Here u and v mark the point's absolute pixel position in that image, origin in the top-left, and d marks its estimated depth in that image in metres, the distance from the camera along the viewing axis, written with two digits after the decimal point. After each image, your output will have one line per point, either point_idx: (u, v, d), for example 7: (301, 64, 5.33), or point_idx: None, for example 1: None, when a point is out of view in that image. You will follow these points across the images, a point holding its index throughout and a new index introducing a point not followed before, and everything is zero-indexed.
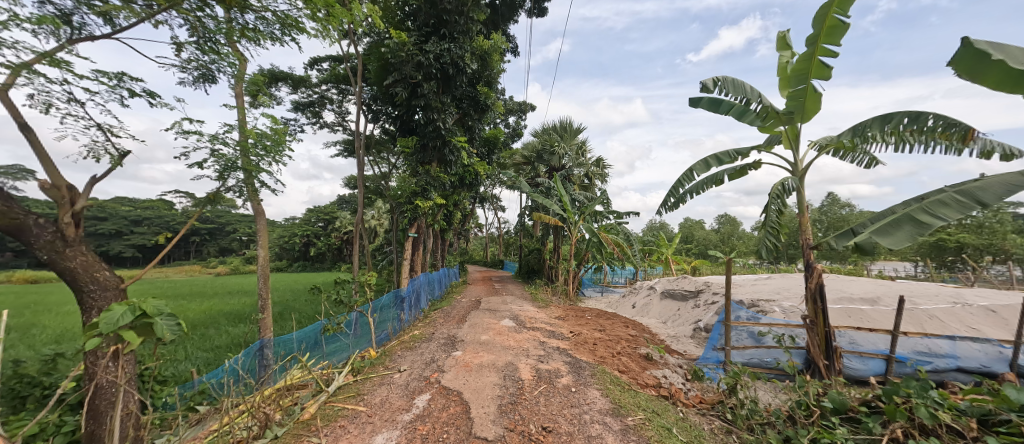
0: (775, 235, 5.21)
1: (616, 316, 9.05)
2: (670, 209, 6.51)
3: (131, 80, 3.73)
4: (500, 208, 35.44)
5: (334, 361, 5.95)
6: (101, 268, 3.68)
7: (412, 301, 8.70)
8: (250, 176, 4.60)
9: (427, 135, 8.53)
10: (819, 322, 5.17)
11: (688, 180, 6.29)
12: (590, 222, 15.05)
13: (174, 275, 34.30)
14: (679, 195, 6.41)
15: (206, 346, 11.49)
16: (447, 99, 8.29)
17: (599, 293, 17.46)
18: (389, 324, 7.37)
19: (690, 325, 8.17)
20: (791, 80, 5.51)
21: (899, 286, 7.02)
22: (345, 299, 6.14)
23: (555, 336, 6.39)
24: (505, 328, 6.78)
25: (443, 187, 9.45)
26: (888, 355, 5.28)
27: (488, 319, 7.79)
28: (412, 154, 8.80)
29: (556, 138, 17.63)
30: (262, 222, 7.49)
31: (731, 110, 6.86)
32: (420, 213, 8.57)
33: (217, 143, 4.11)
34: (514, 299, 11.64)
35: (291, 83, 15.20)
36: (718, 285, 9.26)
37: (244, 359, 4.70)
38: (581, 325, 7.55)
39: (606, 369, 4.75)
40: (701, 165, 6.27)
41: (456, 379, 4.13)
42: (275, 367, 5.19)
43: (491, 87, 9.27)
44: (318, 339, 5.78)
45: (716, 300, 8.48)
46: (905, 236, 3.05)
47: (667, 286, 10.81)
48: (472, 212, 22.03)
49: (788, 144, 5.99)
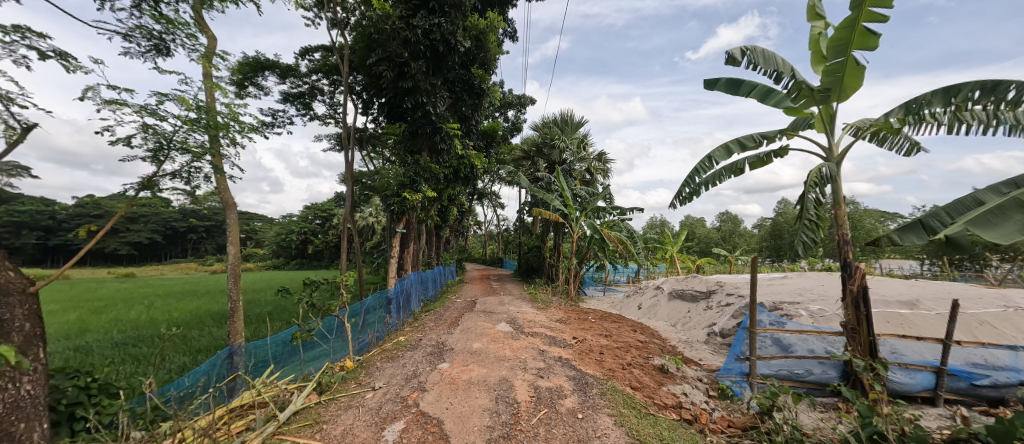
0: (813, 229, 4.48)
1: (622, 319, 8.38)
2: (683, 203, 5.80)
3: (36, 35, 3.05)
4: (500, 205, 34.92)
5: (313, 371, 5.29)
6: (4, 267, 3.00)
7: (402, 303, 8.03)
8: (194, 158, 3.82)
9: (416, 121, 7.75)
10: (862, 331, 4.49)
11: (704, 170, 5.62)
12: (592, 218, 14.40)
13: (170, 274, 33.82)
14: (694, 187, 5.72)
15: (185, 349, 10.81)
16: (438, 81, 7.58)
17: (601, 292, 16.82)
18: (373, 330, 6.67)
19: (703, 330, 7.48)
20: (828, 53, 4.80)
21: (939, 288, 6.32)
22: (319, 303, 5.41)
23: (556, 344, 5.69)
24: (502, 334, 6.08)
25: (436, 179, 8.76)
26: (940, 367, 4.60)
27: (482, 323, 7.10)
28: (400, 142, 8.10)
29: (556, 131, 16.92)
30: (233, 217, 6.78)
31: (753, 92, 6.16)
32: (409, 207, 7.86)
33: (148, 115, 3.37)
34: (513, 299, 10.96)
35: (279, 72, 14.46)
36: (733, 286, 8.57)
37: (213, 367, 4.08)
38: (584, 330, 6.83)
39: (617, 386, 4.05)
40: (721, 151, 5.56)
41: (438, 403, 3.44)
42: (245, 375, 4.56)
43: (487, 70, 8.54)
44: (296, 347, 5.13)
45: (731, 302, 7.80)
46: (1015, 229, 2.39)
47: (676, 286, 10.11)
48: (470, 209, 21.38)
49: (822, 127, 5.28)
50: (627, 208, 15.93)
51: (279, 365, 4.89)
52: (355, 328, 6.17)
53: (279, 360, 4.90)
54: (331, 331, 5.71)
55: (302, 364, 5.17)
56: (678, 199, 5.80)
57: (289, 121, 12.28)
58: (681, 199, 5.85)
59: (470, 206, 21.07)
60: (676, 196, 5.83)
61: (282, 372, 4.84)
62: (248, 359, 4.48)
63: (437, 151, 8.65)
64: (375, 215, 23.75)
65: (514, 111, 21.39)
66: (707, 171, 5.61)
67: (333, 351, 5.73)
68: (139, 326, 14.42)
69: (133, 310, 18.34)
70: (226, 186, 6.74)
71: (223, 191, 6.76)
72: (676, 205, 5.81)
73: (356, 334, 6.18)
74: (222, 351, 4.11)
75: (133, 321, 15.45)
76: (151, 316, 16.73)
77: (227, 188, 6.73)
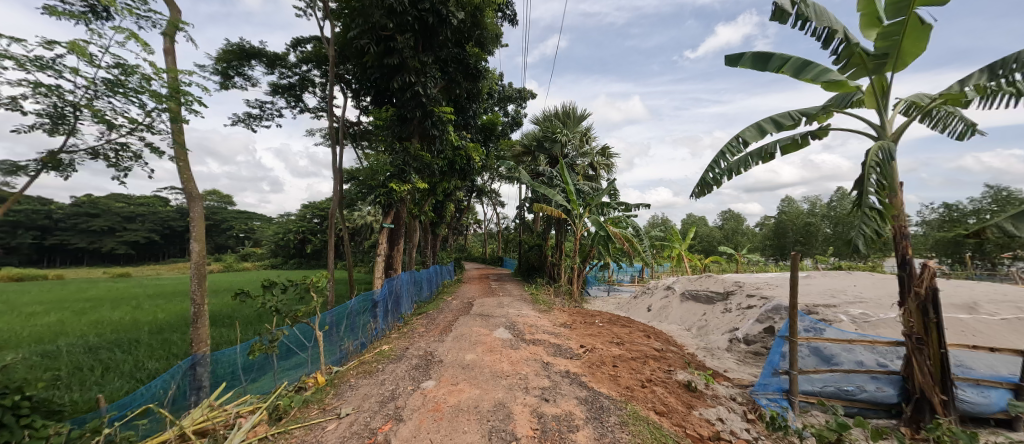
0: (877, 219, 3.56)
1: (633, 323, 7.64)
2: (708, 193, 5.08)
3: None
4: (500, 203, 34.21)
5: (285, 384, 4.58)
6: None
7: (390, 305, 7.30)
8: (107, 126, 3.05)
9: (404, 104, 7.00)
10: (931, 342, 3.73)
11: (732, 153, 4.96)
12: (595, 214, 13.72)
13: (161, 274, 33.04)
14: (720, 173, 5.02)
15: (159, 354, 10.03)
16: (429, 58, 6.79)
17: (605, 292, 16.10)
18: (354, 337, 5.93)
19: (725, 335, 6.73)
20: (885, 11, 4.05)
21: (995, 289, 5.57)
22: (288, 309, 4.60)
23: (562, 354, 4.96)
24: (499, 342, 5.35)
25: (429, 170, 8.03)
26: (1020, 385, 3.86)
27: (478, 328, 6.38)
28: (387, 128, 7.34)
29: (557, 125, 16.14)
30: (198, 211, 6.00)
31: (785, 66, 5.39)
32: (398, 200, 7.11)
33: (35, 66, 2.59)
34: (512, 301, 10.22)
35: (266, 61, 13.64)
36: (753, 286, 7.82)
37: (172, 378, 3.38)
38: (591, 337, 6.08)
39: (639, 412, 3.30)
40: (753, 131, 4.83)
41: (413, 440, 2.69)
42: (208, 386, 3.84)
43: (483, 49, 7.85)
44: (268, 356, 4.40)
45: (754, 304, 7.04)
46: None
47: (689, 286, 9.37)
48: (468, 206, 20.64)
49: (872, 102, 4.52)
50: (632, 204, 15.21)
51: (248, 379, 4.17)
52: (334, 334, 5.42)
53: (248, 372, 4.18)
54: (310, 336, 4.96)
55: (275, 376, 4.46)
56: (701, 189, 5.08)
57: (275, 111, 11.47)
58: (705, 189, 5.13)
59: (469, 203, 20.33)
60: (698, 185, 5.12)
61: (250, 387, 4.15)
62: (214, 370, 3.79)
63: (429, 137, 7.94)
64: (371, 214, 22.94)
65: (514, 105, 20.64)
66: (736, 154, 4.94)
67: (312, 360, 5.03)
68: (119, 329, 13.63)
69: (118, 311, 17.53)
70: (190, 177, 5.98)
71: (187, 181, 6.01)
72: (699, 195, 5.12)
73: (334, 342, 5.44)
74: (185, 361, 3.46)
75: (115, 323, 14.73)
76: (134, 318, 15.94)
77: (191, 179, 5.97)
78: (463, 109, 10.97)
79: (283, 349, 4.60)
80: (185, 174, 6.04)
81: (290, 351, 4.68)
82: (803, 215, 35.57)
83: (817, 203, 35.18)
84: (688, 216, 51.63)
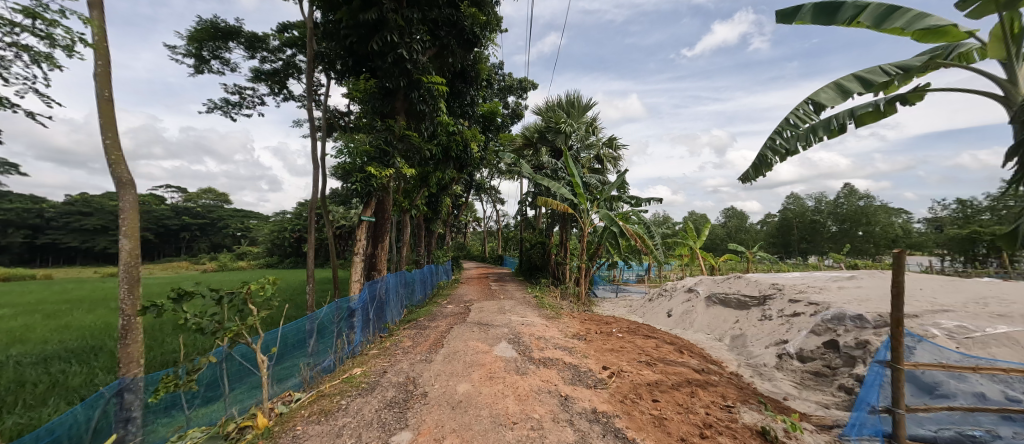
0: None
1: (656, 333, 6.53)
2: (764, 175, 4.03)
3: None
4: (500, 200, 33.19)
5: (238, 411, 3.69)
6: None
7: (371, 312, 6.17)
8: None
9: (385, 72, 5.79)
10: None
11: (800, 119, 3.88)
12: (604, 208, 12.68)
13: (158, 272, 32.52)
14: (783, 147, 3.92)
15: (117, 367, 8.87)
16: (416, 15, 5.62)
17: (613, 292, 15.05)
18: (320, 355, 4.77)
19: (772, 350, 5.61)
20: None
21: None
22: (247, 314, 3.51)
23: (583, 382, 3.83)
24: (502, 363, 4.24)
25: (416, 151, 6.89)
26: None
27: (476, 341, 5.29)
28: (366, 102, 6.16)
29: (561, 114, 15.05)
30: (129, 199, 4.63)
31: (861, 16, 4.08)
32: (379, 188, 5.94)
33: None
34: (516, 305, 9.10)
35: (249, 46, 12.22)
36: (796, 289, 6.72)
37: (88, 410, 2.59)
38: (613, 355, 4.93)
39: None
40: (831, 91, 3.73)
41: None
42: (140, 417, 2.98)
43: (481, 10, 6.72)
44: (218, 376, 3.51)
45: (803, 312, 5.94)
46: None
47: (714, 288, 8.28)
48: (466, 202, 19.50)
49: (994, 48, 3.38)
50: (642, 198, 14.15)
51: (191, 406, 3.29)
52: (292, 349, 4.30)
53: (194, 397, 3.31)
54: (273, 346, 4.01)
55: (227, 401, 3.57)
56: (755, 171, 4.04)
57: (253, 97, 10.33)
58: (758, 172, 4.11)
59: (466, 199, 19.20)
60: (752, 164, 4.08)
61: (191, 418, 3.29)
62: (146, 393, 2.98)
63: (416, 114, 6.82)
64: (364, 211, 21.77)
65: (515, 97, 19.50)
66: (807, 122, 3.84)
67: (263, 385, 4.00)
68: (86, 335, 12.50)
69: (93, 313, 16.43)
70: (119, 157, 4.81)
71: (115, 163, 4.84)
72: (748, 180, 4.15)
73: (293, 358, 4.32)
74: (109, 387, 2.68)
75: (85, 328, 13.57)
76: (107, 321, 14.81)
77: (118, 161, 4.81)
78: (457, 94, 9.95)
79: (234, 367, 3.70)
80: (115, 151, 4.59)
81: (242, 372, 3.78)
82: (808, 212, 34.78)
83: (823, 201, 34.40)
84: (689, 215, 50.71)
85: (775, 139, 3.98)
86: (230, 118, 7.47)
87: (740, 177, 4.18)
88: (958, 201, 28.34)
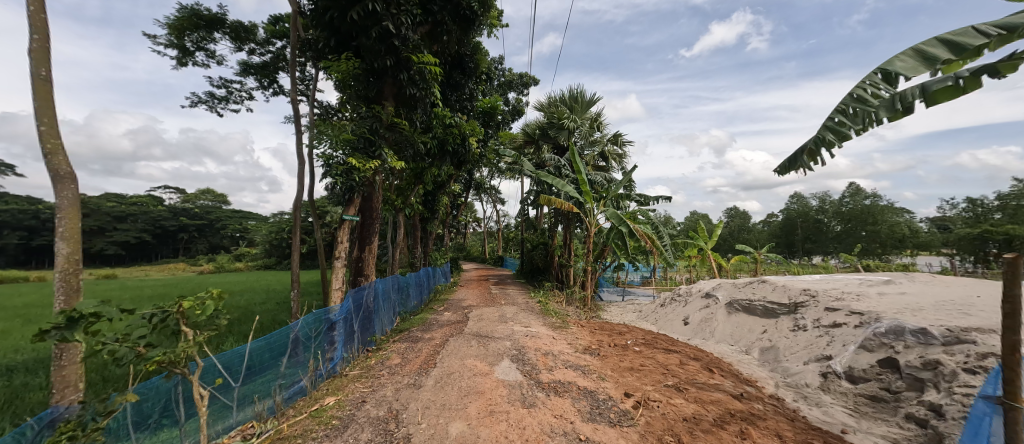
0: None
1: (678, 346, 5.81)
2: (821, 160, 3.29)
3: None
4: (500, 200, 32.58)
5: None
6: None
7: (357, 322, 5.46)
8: None
9: (369, 51, 5.10)
10: None
11: (871, 94, 3.15)
12: (610, 207, 11.96)
13: (152, 273, 31.77)
14: (846, 126, 3.17)
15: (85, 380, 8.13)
16: None
17: (619, 295, 14.17)
18: (292, 376, 4.03)
19: (813, 367, 4.89)
20: None
21: None
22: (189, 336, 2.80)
23: (603, 417, 3.12)
24: (503, 391, 3.53)
25: (407, 142, 6.23)
26: None
27: (473, 359, 4.59)
28: (348, 85, 5.47)
29: (564, 109, 14.34)
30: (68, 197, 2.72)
31: None
32: (363, 183, 5.23)
33: None
34: (518, 312, 8.39)
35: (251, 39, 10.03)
36: (832, 296, 6.01)
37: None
38: (634, 376, 4.20)
39: None
40: (907, 58, 3.03)
41: None
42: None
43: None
44: (172, 400, 2.92)
45: (845, 322, 5.24)
46: None
47: (736, 294, 7.58)
48: (466, 202, 18.79)
49: None
50: (650, 196, 13.43)
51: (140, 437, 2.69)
52: (263, 369, 3.62)
53: (145, 425, 2.73)
54: (238, 367, 3.33)
55: (184, 429, 2.98)
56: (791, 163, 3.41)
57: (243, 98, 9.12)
58: (802, 159, 3.40)
59: (465, 199, 18.52)
60: (807, 147, 3.34)
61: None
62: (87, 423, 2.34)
63: (407, 100, 6.14)
64: None
65: (515, 93, 18.77)
66: (878, 95, 3.12)
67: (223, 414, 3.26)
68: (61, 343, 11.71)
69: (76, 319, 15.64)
70: None
71: None
72: (784, 171, 3.50)
73: (265, 380, 3.64)
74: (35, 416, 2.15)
75: None
76: None
77: None
78: (455, 85, 9.27)
79: (188, 391, 3.10)
80: (52, 130, 2.66)
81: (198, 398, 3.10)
82: (812, 212, 34.33)
83: (828, 200, 33.85)
84: (691, 215, 50.11)
85: (835, 118, 3.26)
86: (215, 113, 6.48)
87: (780, 168, 3.47)
88: (967, 199, 27.65)
